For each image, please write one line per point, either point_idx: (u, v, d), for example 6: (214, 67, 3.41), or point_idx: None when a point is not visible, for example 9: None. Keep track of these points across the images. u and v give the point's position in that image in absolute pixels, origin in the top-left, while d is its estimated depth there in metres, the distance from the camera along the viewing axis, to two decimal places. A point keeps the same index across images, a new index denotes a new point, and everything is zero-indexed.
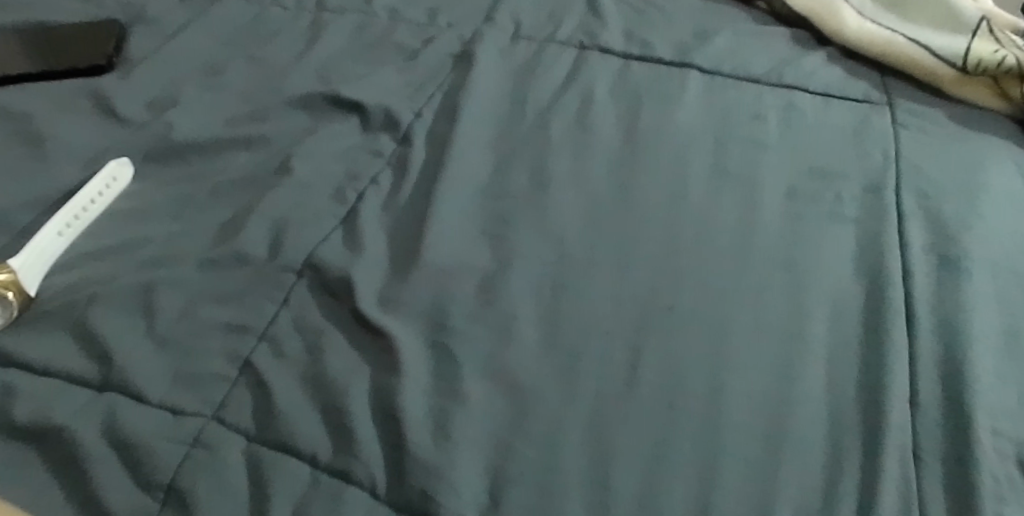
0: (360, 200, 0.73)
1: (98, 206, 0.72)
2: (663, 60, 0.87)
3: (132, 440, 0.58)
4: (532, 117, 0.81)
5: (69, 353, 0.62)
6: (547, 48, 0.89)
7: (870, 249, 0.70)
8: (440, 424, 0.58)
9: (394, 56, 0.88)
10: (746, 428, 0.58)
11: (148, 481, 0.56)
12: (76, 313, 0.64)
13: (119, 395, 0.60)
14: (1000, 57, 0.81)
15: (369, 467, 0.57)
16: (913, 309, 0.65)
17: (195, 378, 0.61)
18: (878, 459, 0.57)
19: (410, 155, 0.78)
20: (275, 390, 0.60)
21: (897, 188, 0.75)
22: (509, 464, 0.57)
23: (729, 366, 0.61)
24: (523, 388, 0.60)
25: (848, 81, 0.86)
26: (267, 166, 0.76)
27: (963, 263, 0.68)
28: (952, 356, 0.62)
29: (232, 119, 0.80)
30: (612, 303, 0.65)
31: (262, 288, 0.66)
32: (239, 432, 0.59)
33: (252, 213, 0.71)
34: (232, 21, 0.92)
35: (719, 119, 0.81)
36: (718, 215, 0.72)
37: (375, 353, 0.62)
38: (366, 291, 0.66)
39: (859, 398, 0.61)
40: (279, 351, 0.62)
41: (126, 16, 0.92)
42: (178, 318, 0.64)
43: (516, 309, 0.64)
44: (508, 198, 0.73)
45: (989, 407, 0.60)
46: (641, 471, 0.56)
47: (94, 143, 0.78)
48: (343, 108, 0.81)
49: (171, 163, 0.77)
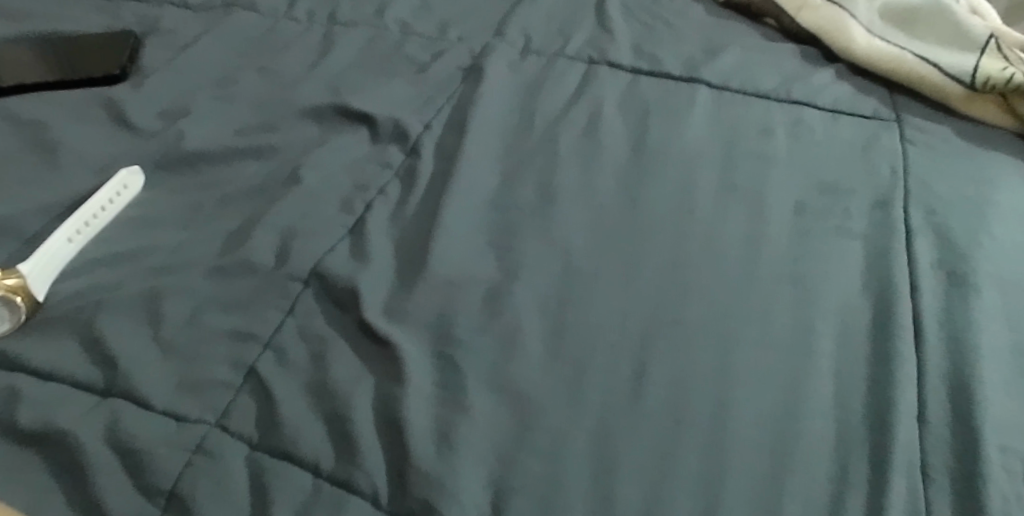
0: (367, 210, 0.74)
1: (108, 214, 0.73)
2: (672, 76, 0.87)
3: (134, 445, 0.58)
4: (540, 130, 0.81)
5: (75, 358, 0.63)
6: (556, 62, 0.89)
7: (878, 264, 0.69)
8: (443, 435, 0.58)
9: (404, 68, 0.89)
10: (753, 443, 0.58)
11: (149, 486, 0.56)
12: (83, 318, 0.64)
13: (123, 400, 0.60)
14: (1009, 74, 0.81)
15: (372, 477, 0.56)
16: (922, 323, 0.65)
17: (199, 385, 0.61)
18: (885, 476, 0.57)
19: (419, 166, 0.78)
20: (279, 398, 0.60)
21: (905, 204, 0.75)
22: (513, 475, 0.56)
23: (735, 379, 0.61)
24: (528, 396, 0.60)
25: (857, 98, 0.86)
26: (276, 176, 0.76)
27: (972, 279, 0.68)
28: (959, 371, 0.62)
29: (243, 129, 0.81)
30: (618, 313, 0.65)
31: (269, 296, 0.66)
32: (242, 439, 0.58)
33: (261, 222, 0.71)
34: (245, 32, 0.92)
35: (728, 134, 0.81)
36: (725, 230, 0.72)
37: (379, 362, 0.62)
38: (373, 300, 0.66)
39: (867, 413, 0.60)
40: (283, 358, 0.62)
41: (141, 28, 0.93)
42: (184, 325, 0.64)
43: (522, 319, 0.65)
44: (515, 211, 0.73)
45: (997, 423, 0.60)
46: (646, 484, 0.56)
47: (106, 151, 0.78)
48: (352, 120, 0.82)
49: (181, 171, 0.77)
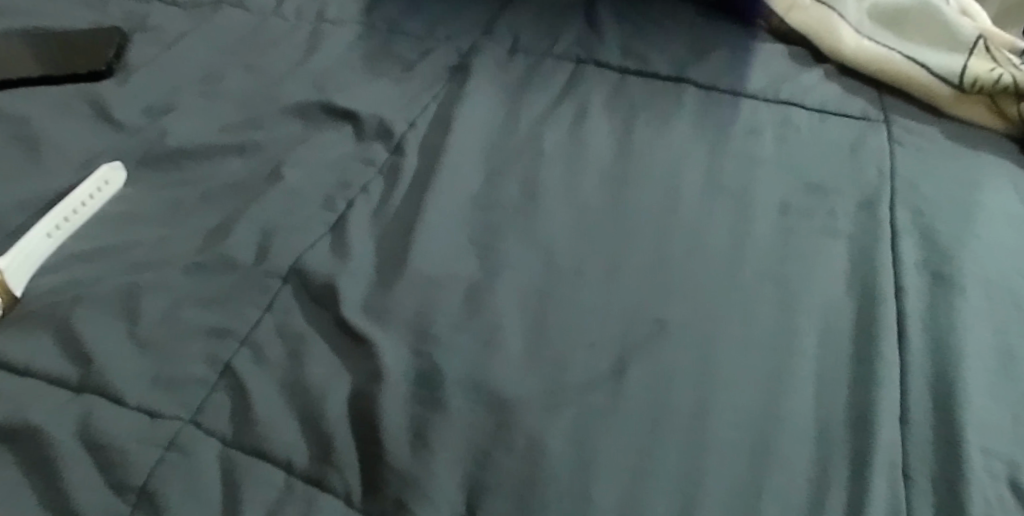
0: (349, 208, 0.73)
1: (88, 209, 0.72)
2: (660, 76, 0.87)
3: (107, 442, 0.57)
4: (526, 129, 0.81)
5: (50, 353, 0.62)
6: (544, 61, 0.89)
7: (862, 265, 0.69)
8: (419, 434, 0.58)
9: (390, 66, 0.88)
10: (733, 444, 0.58)
11: (121, 482, 0.56)
12: (59, 313, 0.64)
13: (97, 396, 0.60)
14: (997, 76, 0.82)
15: (346, 476, 0.56)
16: (905, 325, 0.65)
17: (175, 382, 0.60)
18: (865, 477, 0.56)
19: (402, 164, 0.77)
20: (253, 396, 0.59)
21: (891, 204, 0.74)
22: (489, 475, 0.56)
23: (715, 379, 0.61)
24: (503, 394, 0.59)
25: (845, 98, 0.85)
26: (258, 173, 0.76)
27: (957, 280, 0.67)
28: (942, 373, 0.62)
29: (227, 125, 0.80)
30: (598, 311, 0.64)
31: (247, 293, 0.66)
32: (215, 436, 0.58)
33: (241, 219, 0.71)
34: (232, 30, 0.92)
35: (715, 134, 0.80)
36: (709, 230, 0.71)
37: (356, 360, 0.61)
38: (352, 298, 0.65)
39: (848, 415, 0.60)
40: (259, 356, 0.62)
41: (128, 24, 0.92)
42: (161, 321, 0.63)
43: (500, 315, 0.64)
44: (498, 209, 0.73)
45: (980, 426, 0.59)
46: (623, 484, 0.56)
47: (88, 147, 0.78)
48: (337, 117, 0.81)
49: (163, 166, 0.76)
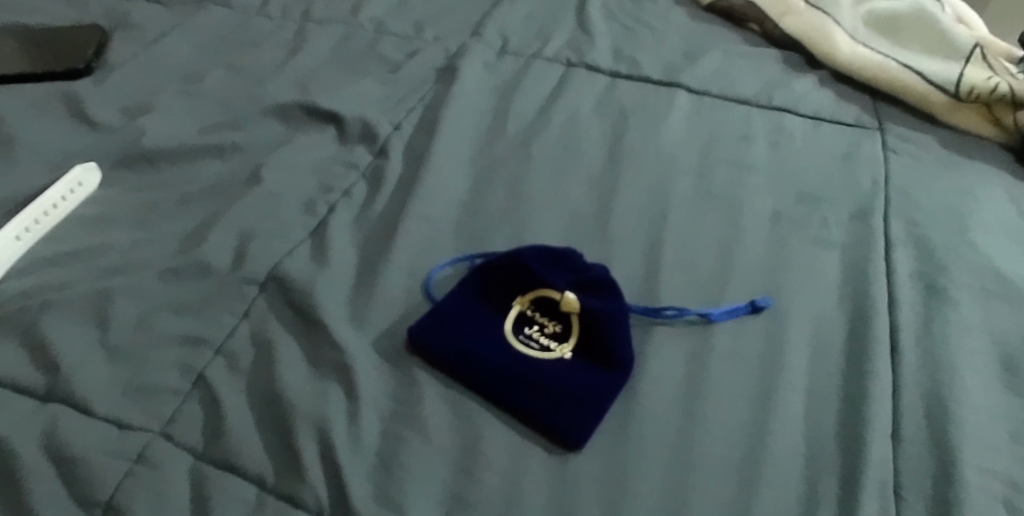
0: (331, 213, 0.71)
1: (61, 211, 0.70)
2: (651, 80, 0.85)
3: (72, 454, 0.55)
4: (514, 133, 0.79)
5: (15, 360, 0.60)
6: (534, 64, 0.87)
7: (855, 277, 0.67)
8: (394, 450, 0.56)
9: (376, 67, 0.86)
10: (721, 462, 0.56)
11: (86, 498, 0.54)
12: (26, 319, 0.62)
13: (64, 406, 0.58)
14: (993, 84, 0.80)
15: (318, 492, 0.54)
16: (899, 339, 0.63)
17: (146, 392, 0.58)
18: (855, 496, 0.54)
19: (387, 167, 0.75)
20: (227, 408, 0.58)
21: (886, 214, 0.73)
22: (468, 492, 0.54)
23: (702, 395, 0.59)
24: (498, 348, 0.60)
25: (838, 105, 0.84)
26: (238, 176, 0.74)
27: (951, 293, 0.66)
28: (936, 389, 0.60)
29: (206, 128, 0.78)
30: (589, 292, 0.63)
31: (223, 300, 0.64)
32: (186, 449, 0.56)
33: (218, 224, 0.69)
34: (216, 29, 0.90)
35: (707, 141, 0.79)
36: (699, 240, 0.70)
37: (333, 370, 0.60)
38: (331, 305, 0.63)
39: (840, 432, 0.58)
40: (235, 366, 0.60)
41: (109, 21, 0.90)
42: (134, 328, 0.62)
43: (490, 303, 0.63)
44: (483, 216, 0.71)
45: (975, 443, 0.57)
46: (606, 502, 0.54)
47: (63, 148, 0.76)
48: (320, 119, 0.79)
49: (140, 169, 0.74)
